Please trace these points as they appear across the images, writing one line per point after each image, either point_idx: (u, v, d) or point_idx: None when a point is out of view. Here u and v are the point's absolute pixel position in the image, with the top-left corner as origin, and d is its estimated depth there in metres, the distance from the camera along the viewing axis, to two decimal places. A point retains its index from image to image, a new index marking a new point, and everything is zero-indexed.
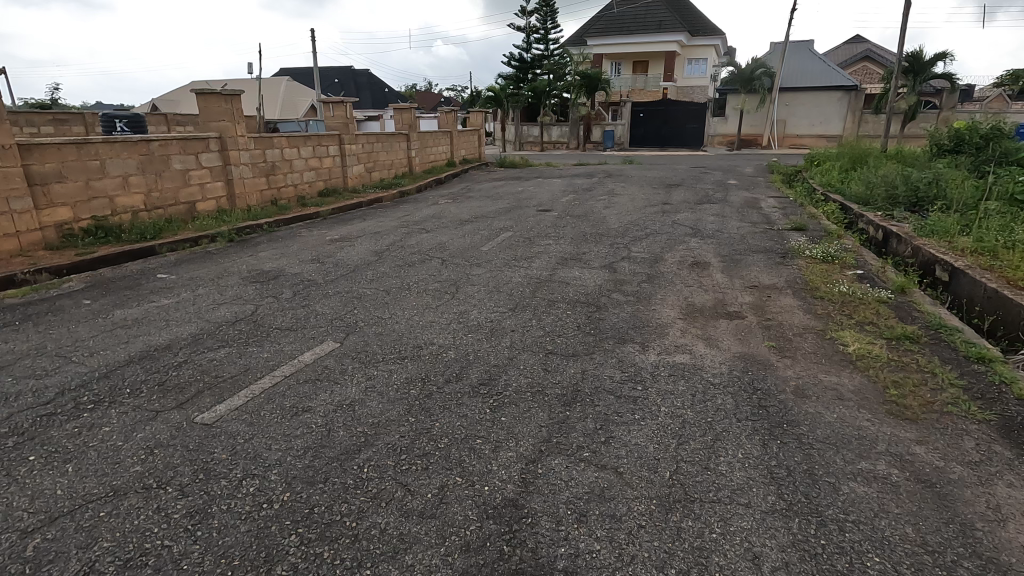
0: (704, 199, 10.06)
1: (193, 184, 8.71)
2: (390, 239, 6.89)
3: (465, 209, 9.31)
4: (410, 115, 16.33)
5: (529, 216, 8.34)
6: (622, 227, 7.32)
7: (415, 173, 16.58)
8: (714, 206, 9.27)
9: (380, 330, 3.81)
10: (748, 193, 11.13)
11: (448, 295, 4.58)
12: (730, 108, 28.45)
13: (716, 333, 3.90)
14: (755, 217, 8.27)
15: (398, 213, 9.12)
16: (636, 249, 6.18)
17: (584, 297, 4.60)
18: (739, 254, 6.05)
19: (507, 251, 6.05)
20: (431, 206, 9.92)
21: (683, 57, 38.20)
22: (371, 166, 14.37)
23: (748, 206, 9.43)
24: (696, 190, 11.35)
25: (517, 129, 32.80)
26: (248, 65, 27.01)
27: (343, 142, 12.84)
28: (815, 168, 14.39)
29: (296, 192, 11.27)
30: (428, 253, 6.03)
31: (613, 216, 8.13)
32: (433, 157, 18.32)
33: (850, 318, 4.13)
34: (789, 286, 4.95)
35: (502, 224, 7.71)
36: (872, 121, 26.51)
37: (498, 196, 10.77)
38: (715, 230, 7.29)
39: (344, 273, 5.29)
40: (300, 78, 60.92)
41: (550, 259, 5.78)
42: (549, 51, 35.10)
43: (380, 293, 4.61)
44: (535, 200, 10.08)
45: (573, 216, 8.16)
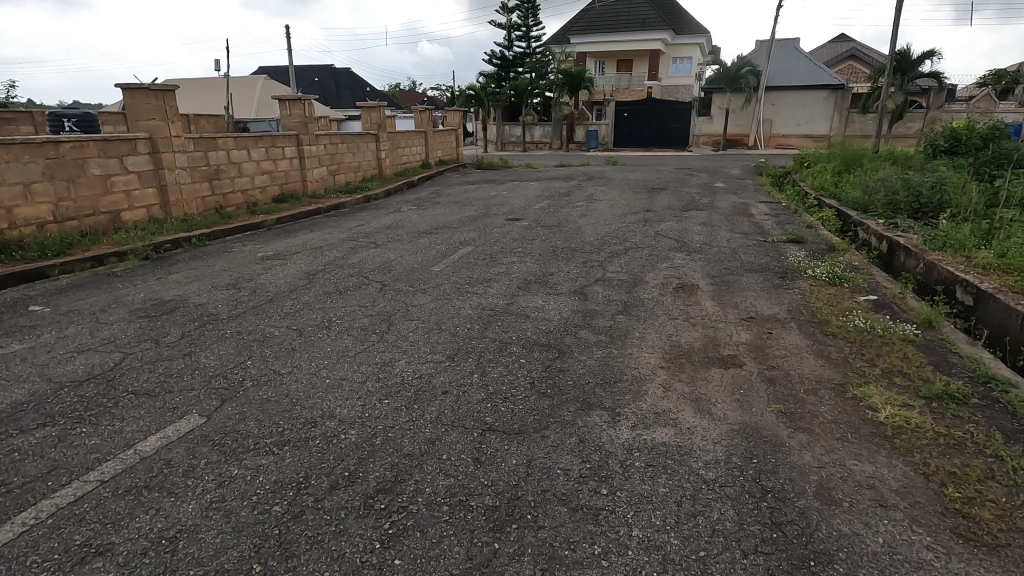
0: (690, 205, 9.28)
1: (116, 191, 7.71)
2: (332, 256, 6.00)
3: (428, 218, 8.44)
4: (379, 113, 15.33)
5: (496, 226, 7.50)
6: (598, 240, 6.48)
7: (384, 176, 15.63)
8: (701, 213, 8.48)
9: (270, 393, 2.91)
10: (737, 198, 10.36)
11: (377, 335, 3.70)
12: (715, 108, 27.81)
13: (707, 390, 3.05)
14: (745, 226, 7.48)
15: (354, 222, 8.22)
16: (612, 269, 5.33)
17: (545, 336, 3.73)
18: (731, 274, 5.23)
19: (462, 271, 5.19)
20: (391, 214, 9.00)
21: (667, 55, 37.61)
22: (336, 169, 13.38)
23: (737, 212, 8.66)
24: (681, 195, 10.56)
25: (498, 129, 31.93)
26: (215, 62, 25.83)
27: (301, 142, 11.84)
28: (806, 170, 13.69)
29: (245, 198, 10.28)
30: (371, 274, 5.16)
31: (589, 226, 7.29)
32: (405, 159, 17.37)
33: (874, 366, 3.29)
34: (791, 317, 4.13)
35: (463, 236, 6.85)
36: (858, 121, 26.06)
37: (467, 203, 9.90)
38: (702, 243, 6.48)
39: (260, 302, 4.39)
40: (278, 77, 59.49)
41: (510, 282, 4.91)
42: (531, 49, 34.26)
43: (292, 333, 3.71)
44: (506, 206, 9.23)
45: (544, 226, 7.32)
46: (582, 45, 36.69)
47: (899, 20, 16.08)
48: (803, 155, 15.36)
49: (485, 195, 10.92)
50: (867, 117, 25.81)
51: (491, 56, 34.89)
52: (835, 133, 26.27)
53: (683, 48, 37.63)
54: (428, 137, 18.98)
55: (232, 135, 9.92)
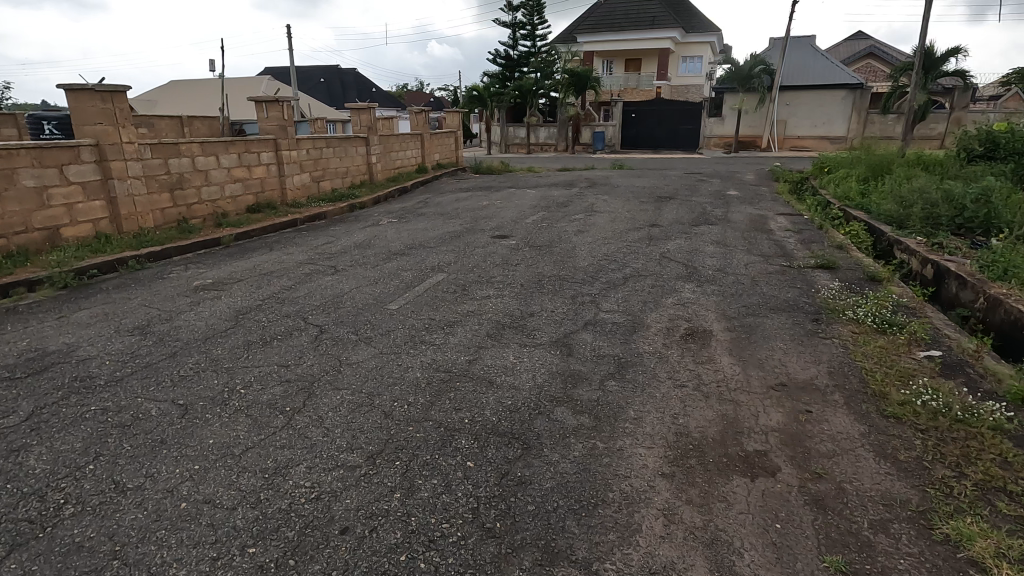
0: (700, 218, 8.33)
1: (55, 205, 6.91)
2: (280, 286, 5.12)
3: (405, 234, 7.55)
4: (369, 116, 14.47)
5: (479, 244, 6.59)
6: (593, 266, 5.56)
7: (375, 181, 14.78)
8: (713, 229, 7.53)
9: (90, 532, 2.01)
10: (753, 209, 9.38)
11: (285, 414, 2.79)
12: (726, 108, 26.67)
13: (727, 525, 2.11)
14: (765, 246, 6.51)
15: (324, 239, 7.36)
16: (606, 307, 4.40)
17: (507, 417, 2.81)
18: (751, 314, 4.27)
19: (424, 310, 4.29)
20: (367, 228, 8.14)
21: (677, 54, 36.53)
22: (321, 176, 12.56)
23: (753, 228, 7.71)
24: (691, 205, 9.60)
25: (502, 130, 31.08)
26: (211, 62, 25.22)
27: (279, 147, 11.01)
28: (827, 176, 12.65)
29: (213, 209, 9.47)
30: (312, 312, 4.27)
31: (585, 246, 6.37)
32: (399, 163, 16.53)
33: (965, 480, 2.32)
34: (835, 386, 3.16)
35: (437, 259, 5.96)
36: (878, 122, 24.86)
37: (454, 215, 9.02)
38: (714, 269, 5.53)
39: (161, 356, 3.52)
40: (284, 78, 59.09)
41: (480, 326, 4.01)
42: (536, 48, 33.36)
43: (174, 411, 2.82)
44: (496, 219, 8.33)
45: (534, 246, 6.41)
46: (590, 44, 35.69)
47: (928, 14, 14.92)
48: (823, 159, 14.28)
49: (476, 205, 10.04)
50: (887, 117, 24.61)
51: (495, 55, 34.02)
52: (853, 134, 25.07)
53: (693, 46, 36.55)
54: (425, 140, 18.14)
55: (198, 140, 9.09)
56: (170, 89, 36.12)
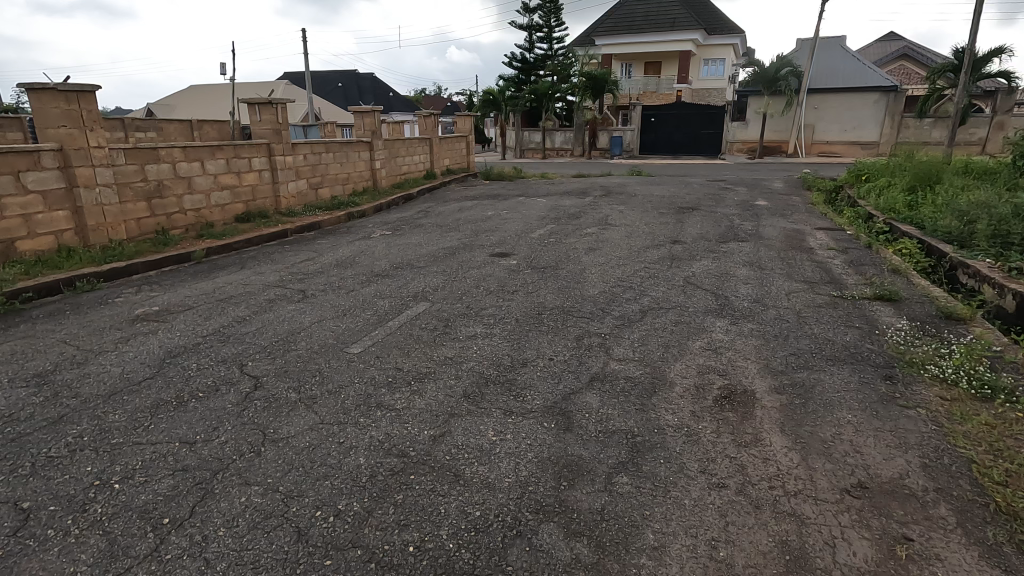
0: (728, 233, 7.41)
1: (10, 216, 6.28)
2: (232, 317, 4.34)
3: (395, 249, 6.77)
4: (373, 119, 13.79)
5: (475, 265, 5.78)
6: (604, 295, 4.69)
7: (378, 188, 14.10)
8: (744, 247, 6.62)
9: None
10: (786, 223, 8.43)
11: (157, 532, 1.98)
12: (751, 112, 25.56)
13: None
14: (807, 270, 5.57)
15: (305, 255, 6.61)
16: (618, 354, 3.53)
17: (470, 545, 1.96)
18: (803, 368, 3.36)
19: (390, 357, 3.47)
20: (357, 242, 7.40)
21: (699, 56, 35.46)
22: (320, 183, 11.91)
23: (790, 246, 6.77)
24: (716, 218, 8.67)
25: (517, 135, 30.36)
26: (223, 67, 24.97)
27: (273, 152, 10.34)
28: (866, 185, 11.60)
29: (197, 218, 8.82)
30: (255, 357, 3.48)
31: (595, 269, 5.50)
32: (405, 168, 15.85)
33: None
34: (940, 493, 2.26)
35: (423, 283, 5.15)
36: (913, 127, 23.51)
37: (454, 227, 8.23)
38: (749, 301, 4.62)
39: (41, 422, 2.74)
40: (301, 82, 59.25)
41: (458, 379, 3.19)
42: (553, 51, 32.60)
43: (7, 523, 2.02)
44: (497, 233, 7.52)
45: (537, 267, 5.57)
46: (608, 47, 34.81)
47: (977, 10, 13.76)
48: (860, 167, 13.18)
49: (479, 216, 9.23)
50: (923, 122, 23.25)
51: (511, 58, 33.34)
52: (886, 140, 23.75)
53: (715, 48, 35.47)
54: (433, 145, 17.45)
55: (181, 145, 8.45)
56: (187, 94, 36.19)
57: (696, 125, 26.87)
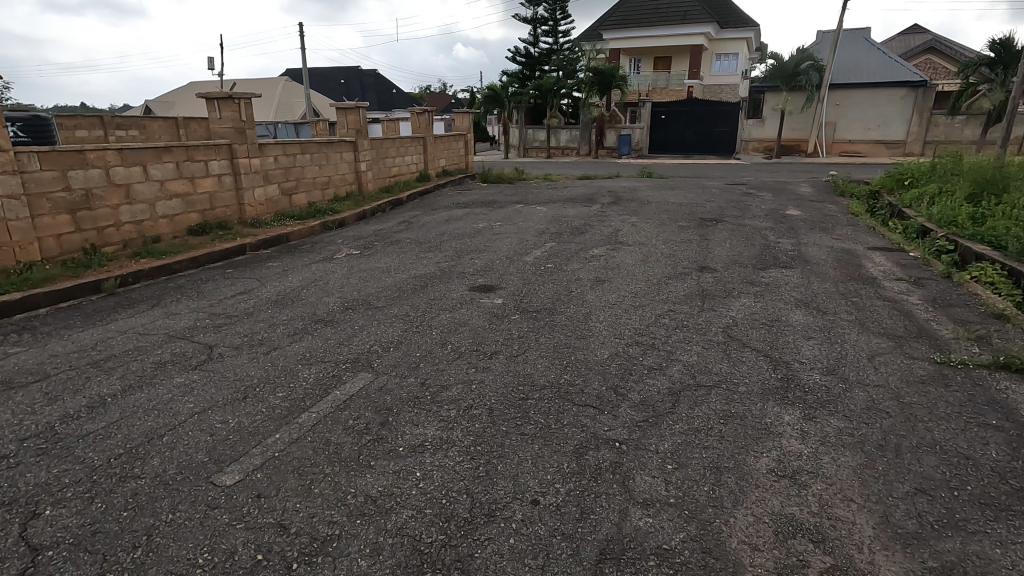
0: (764, 257, 6.09)
1: None
2: (88, 397, 3.06)
3: (357, 277, 5.50)
4: (358, 116, 12.53)
5: (448, 304, 4.48)
6: (615, 361, 3.38)
7: (363, 192, 12.85)
8: (789, 278, 5.29)
9: None
10: (830, 240, 7.10)
11: None
12: (767, 109, 24.10)
13: None
14: (880, 317, 4.24)
15: (243, 286, 5.35)
16: (640, 495, 2.22)
17: None
18: (951, 530, 2.03)
19: (278, 498, 2.18)
20: (316, 265, 6.14)
21: (711, 51, 33.97)
22: (294, 188, 10.68)
23: (847, 275, 5.41)
24: (745, 233, 7.36)
25: (521, 133, 29.07)
26: (213, 61, 23.84)
27: (235, 154, 9.08)
28: (911, 191, 10.21)
29: (139, 232, 7.58)
30: (63, 495, 2.19)
31: (603, 314, 4.18)
32: (396, 170, 14.61)
33: None
34: None
35: (373, 336, 3.85)
36: (943, 125, 21.98)
37: (436, 245, 6.94)
38: (820, 373, 3.28)
39: None
40: (303, 79, 58.15)
41: (375, 557, 1.89)
42: (557, 45, 31.19)
43: None
44: (485, 255, 6.25)
45: (526, 310, 4.27)
46: (617, 40, 33.32)
47: None
48: (900, 170, 11.78)
49: (468, 229, 7.97)
50: (954, 120, 21.72)
51: (515, 52, 32.06)
52: (914, 138, 22.24)
53: (728, 42, 34.01)
54: (427, 144, 16.18)
55: (118, 147, 7.20)
56: (183, 90, 35.05)
57: (709, 123, 25.44)
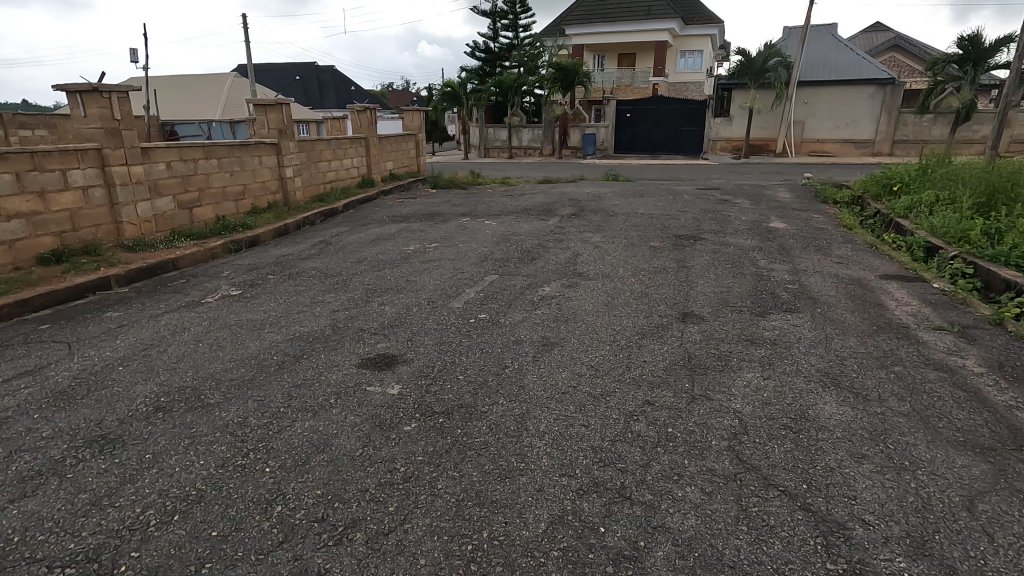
0: (758, 294, 4.79)
1: None
2: None
3: (210, 341, 3.93)
4: (280, 115, 10.82)
5: (315, 400, 2.97)
6: (556, 545, 1.94)
7: (289, 202, 11.18)
8: (799, 332, 3.96)
9: None
10: (831, 265, 5.89)
11: None
12: (735, 107, 23.21)
13: None
14: (947, 407, 2.92)
15: (39, 359, 3.73)
16: None
17: None
18: None
19: None
20: (171, 315, 4.56)
21: (676, 48, 33.15)
22: (195, 199, 8.97)
23: (871, 324, 4.12)
24: (729, 257, 6.09)
25: (481, 132, 27.62)
26: (137, 53, 21.58)
27: (106, 161, 7.32)
28: (904, 197, 9.16)
29: None
30: None
31: (545, 418, 2.74)
32: (331, 176, 12.95)
33: None
34: None
35: (160, 482, 2.31)
36: (911, 123, 21.47)
37: (345, 280, 5.43)
38: (905, 560, 1.91)
39: None
40: (256, 74, 55.30)
41: None
42: (518, 40, 29.86)
43: None
44: (403, 297, 4.75)
45: (428, 411, 2.80)
46: (580, 36, 32.07)
47: None
48: (885, 174, 10.76)
49: (396, 254, 6.49)
50: (922, 118, 21.21)
51: (475, 47, 30.56)
52: (883, 137, 21.67)
53: (692, 39, 33.23)
54: (370, 146, 14.54)
55: None
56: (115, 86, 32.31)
57: (676, 122, 24.42)
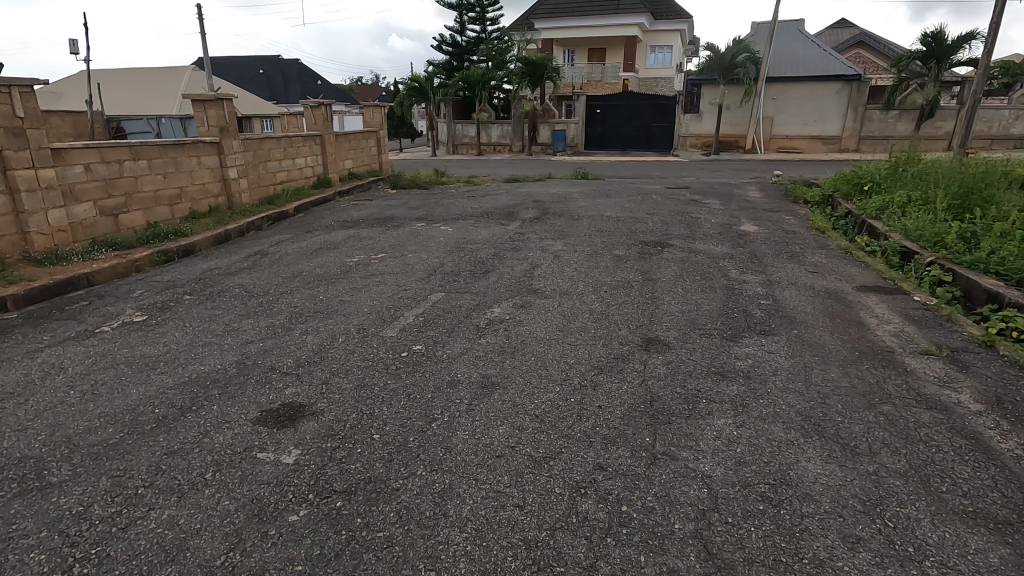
0: (728, 313, 4.34)
1: None
2: None
3: (87, 386, 3.29)
4: (221, 111, 9.99)
5: (185, 476, 2.37)
6: None
7: (233, 205, 10.41)
8: (774, 361, 3.50)
9: None
10: (805, 274, 5.50)
11: None
12: (705, 103, 23.01)
13: None
14: (948, 462, 2.48)
15: None
16: None
17: None
18: None
19: None
20: (53, 349, 3.87)
21: (645, 43, 32.93)
22: (121, 204, 8.16)
23: (852, 350, 3.70)
24: (698, 267, 5.66)
25: (449, 128, 26.90)
26: (76, 44, 20.19)
27: (8, 164, 6.49)
28: (876, 197, 8.91)
29: None
30: None
31: (471, 497, 2.20)
32: (282, 176, 12.16)
33: None
34: None
35: None
36: (877, 119, 21.59)
37: (271, 301, 4.79)
38: None
39: None
40: (216, 68, 53.27)
41: None
42: (486, 34, 29.21)
43: None
44: (331, 323, 4.16)
45: (324, 490, 2.23)
46: (549, 30, 31.55)
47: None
48: (855, 172, 10.53)
49: (336, 268, 5.88)
50: (887, 115, 21.35)
51: (442, 41, 29.80)
52: (849, 133, 21.74)
53: (662, 34, 33.03)
54: (326, 144, 13.76)
55: None
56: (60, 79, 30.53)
57: (645, 118, 24.12)
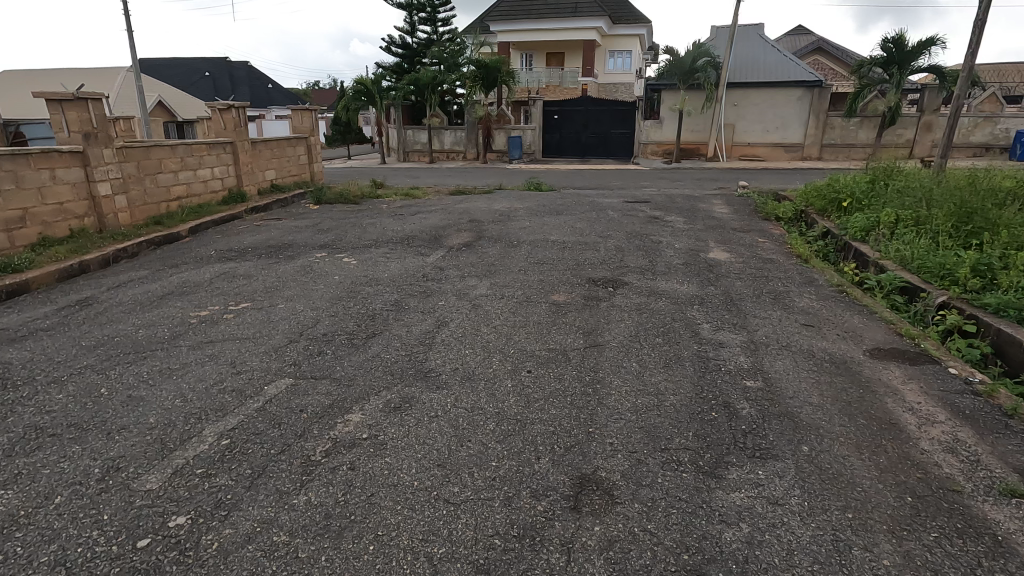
0: (701, 414, 2.92)
1: None
2: None
3: None
4: (83, 113, 8.14)
5: None
6: None
7: (105, 227, 8.58)
8: (784, 532, 2.09)
9: None
10: (797, 329, 4.19)
11: None
12: (665, 109, 22.03)
13: None
14: None
15: None
16: None
17: None
18: None
19: None
20: None
21: (604, 47, 32.04)
22: None
23: (900, 496, 2.31)
24: (658, 321, 4.29)
25: (399, 134, 25.26)
26: None
27: None
28: (858, 214, 7.79)
29: None
30: None
31: None
32: (179, 191, 10.34)
33: None
34: None
35: None
36: (838, 126, 21.04)
37: (22, 400, 3.15)
38: None
39: None
40: (156, 71, 50.04)
41: None
42: (437, 36, 27.75)
43: None
44: (72, 453, 2.56)
45: None
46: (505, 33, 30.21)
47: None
48: (830, 185, 9.42)
49: (168, 329, 4.25)
50: (849, 122, 20.84)
51: (392, 42, 28.13)
52: (811, 141, 21.10)
53: (621, 39, 32.13)
54: (238, 152, 11.95)
55: None
56: None
57: (604, 124, 23.04)
